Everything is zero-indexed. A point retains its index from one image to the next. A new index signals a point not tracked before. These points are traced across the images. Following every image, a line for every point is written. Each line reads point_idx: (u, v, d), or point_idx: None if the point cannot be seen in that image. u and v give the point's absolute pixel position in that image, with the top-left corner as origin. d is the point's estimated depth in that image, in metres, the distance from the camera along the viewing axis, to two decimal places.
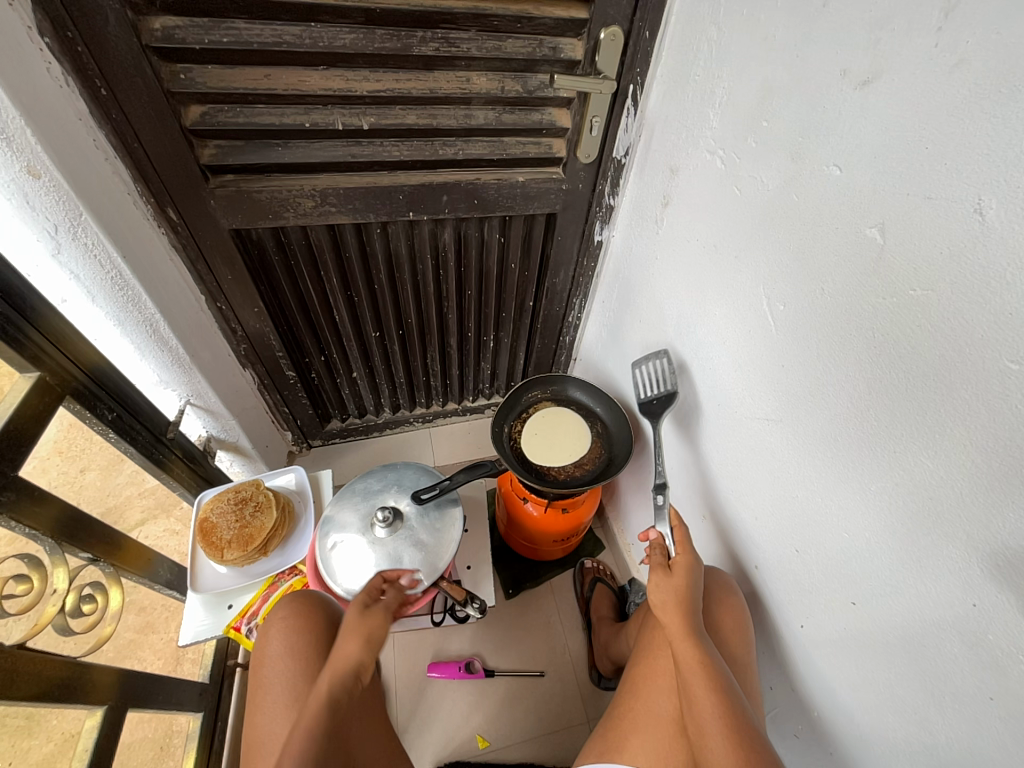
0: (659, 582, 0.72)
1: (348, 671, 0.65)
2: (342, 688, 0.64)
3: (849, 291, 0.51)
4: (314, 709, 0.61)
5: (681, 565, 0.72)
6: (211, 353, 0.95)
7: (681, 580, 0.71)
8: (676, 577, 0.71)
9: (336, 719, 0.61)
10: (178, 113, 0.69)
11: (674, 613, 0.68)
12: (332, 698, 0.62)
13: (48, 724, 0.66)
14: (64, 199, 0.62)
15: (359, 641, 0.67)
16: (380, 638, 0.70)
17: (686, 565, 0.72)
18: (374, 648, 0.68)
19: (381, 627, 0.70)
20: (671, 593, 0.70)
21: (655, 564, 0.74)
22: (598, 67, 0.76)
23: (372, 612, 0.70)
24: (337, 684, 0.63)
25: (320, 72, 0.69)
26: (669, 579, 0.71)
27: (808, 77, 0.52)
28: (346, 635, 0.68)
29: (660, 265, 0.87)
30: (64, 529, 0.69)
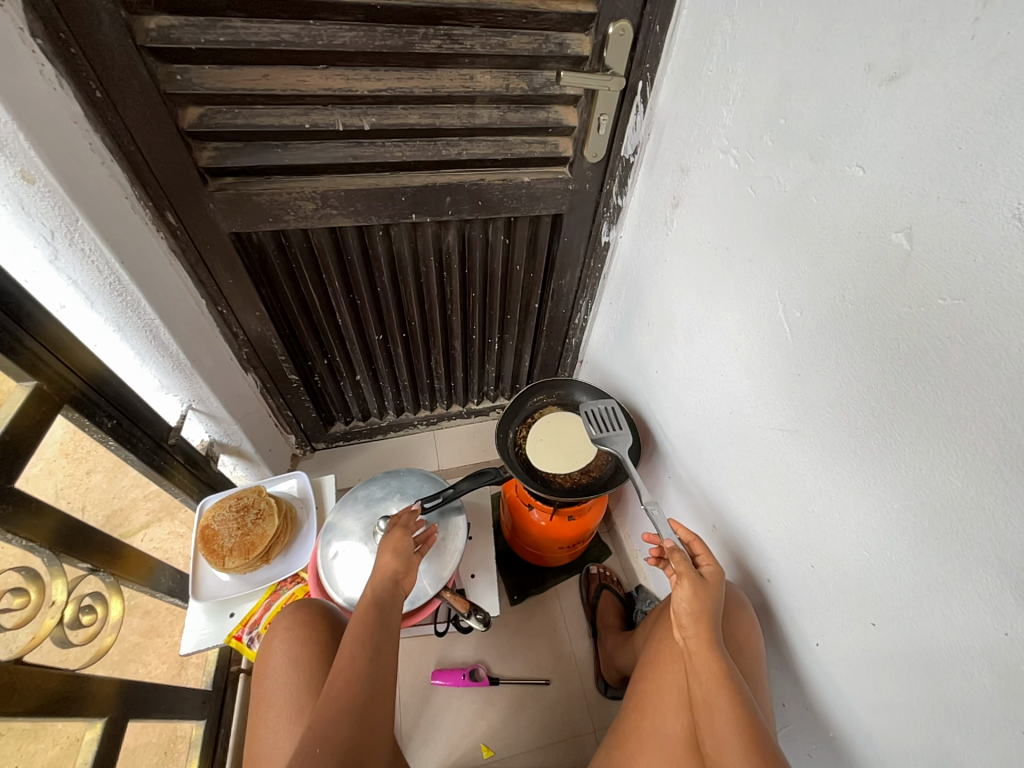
0: (697, 590, 0.65)
1: (388, 576, 0.73)
2: (384, 591, 0.72)
3: (871, 299, 0.48)
4: (363, 609, 0.69)
5: (714, 578, 0.67)
6: (212, 358, 0.94)
7: (715, 592, 0.66)
8: (711, 588, 0.66)
9: (385, 615, 0.69)
10: (175, 115, 0.67)
11: (704, 623, 0.64)
12: (376, 599, 0.71)
13: (53, 729, 0.66)
14: (59, 204, 0.61)
15: (390, 553, 0.75)
16: (410, 548, 0.77)
17: (717, 578, 0.68)
18: (405, 554, 0.76)
19: (407, 539, 0.77)
20: (706, 603, 0.64)
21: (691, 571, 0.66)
22: (606, 64, 0.74)
23: (396, 530, 0.78)
24: (379, 589, 0.72)
25: (320, 71, 0.67)
26: (706, 588, 0.65)
27: (829, 73, 0.49)
28: (381, 553, 0.76)
29: (670, 267, 0.85)
30: (62, 541, 0.68)
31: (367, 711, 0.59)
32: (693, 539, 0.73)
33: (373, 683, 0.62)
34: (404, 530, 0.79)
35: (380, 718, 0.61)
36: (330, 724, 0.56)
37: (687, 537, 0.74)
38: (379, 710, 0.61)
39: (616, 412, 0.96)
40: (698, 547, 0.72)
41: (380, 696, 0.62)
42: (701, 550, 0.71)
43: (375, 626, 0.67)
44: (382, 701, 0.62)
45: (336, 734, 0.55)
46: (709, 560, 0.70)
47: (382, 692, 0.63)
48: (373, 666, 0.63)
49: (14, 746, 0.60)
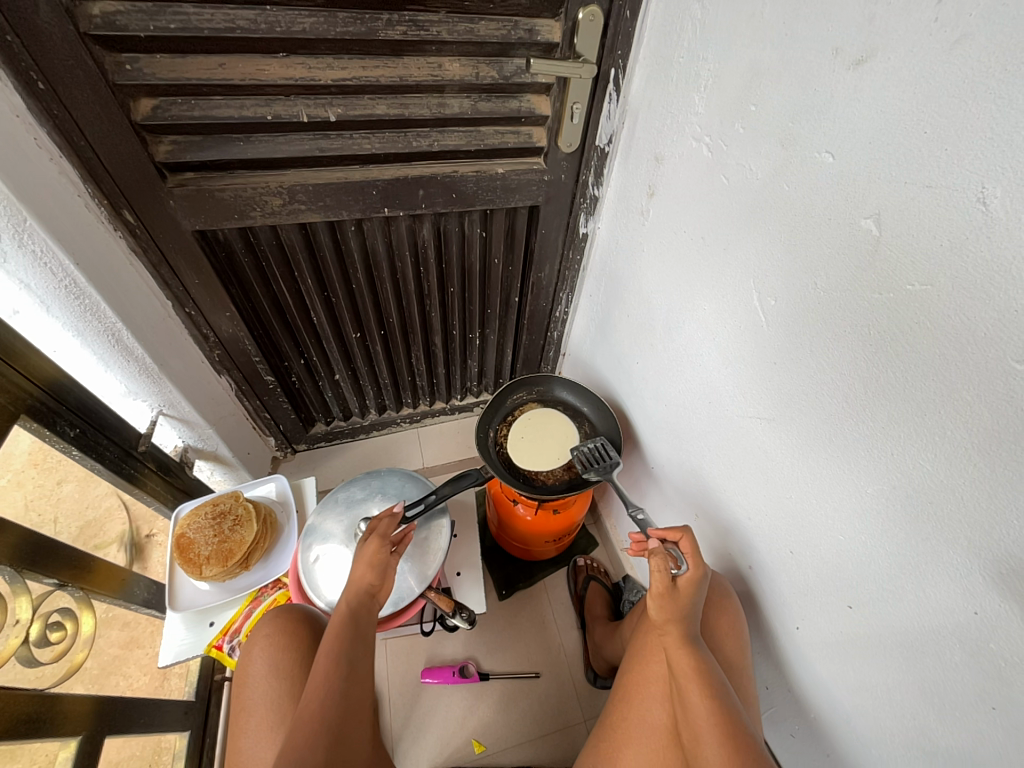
0: (665, 599, 0.65)
1: (362, 590, 0.70)
2: (359, 606, 0.69)
3: (843, 285, 0.48)
4: (336, 625, 0.67)
5: (691, 582, 0.67)
6: (182, 362, 0.91)
7: (687, 598, 0.66)
8: (682, 596, 0.66)
9: (359, 630, 0.67)
10: (127, 108, 0.64)
11: (675, 625, 0.64)
12: (350, 616, 0.68)
13: (29, 748, 0.64)
14: (3, 203, 0.57)
15: (365, 566, 0.71)
16: (387, 558, 0.73)
17: (697, 581, 0.67)
18: (382, 566, 0.72)
19: (384, 550, 0.73)
20: (674, 610, 0.65)
21: (663, 582, 0.66)
22: (577, 51, 0.72)
23: (372, 540, 0.73)
24: (353, 605, 0.69)
25: (280, 59, 0.65)
26: (676, 596, 0.66)
27: (799, 56, 0.48)
28: (356, 564, 0.72)
29: (646, 257, 0.84)
30: (24, 556, 0.65)
31: (342, 730, 0.59)
32: (680, 533, 0.73)
33: (347, 702, 0.61)
34: (380, 538, 0.74)
35: (356, 732, 0.61)
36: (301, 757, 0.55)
37: (665, 531, 0.74)
38: (354, 725, 0.61)
39: (605, 447, 0.94)
40: (686, 543, 0.71)
41: (353, 711, 0.62)
42: (687, 548, 0.71)
43: (348, 644, 0.65)
44: (355, 716, 0.62)
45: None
46: (693, 564, 0.68)
47: (356, 708, 0.62)
48: (345, 685, 0.62)
49: None
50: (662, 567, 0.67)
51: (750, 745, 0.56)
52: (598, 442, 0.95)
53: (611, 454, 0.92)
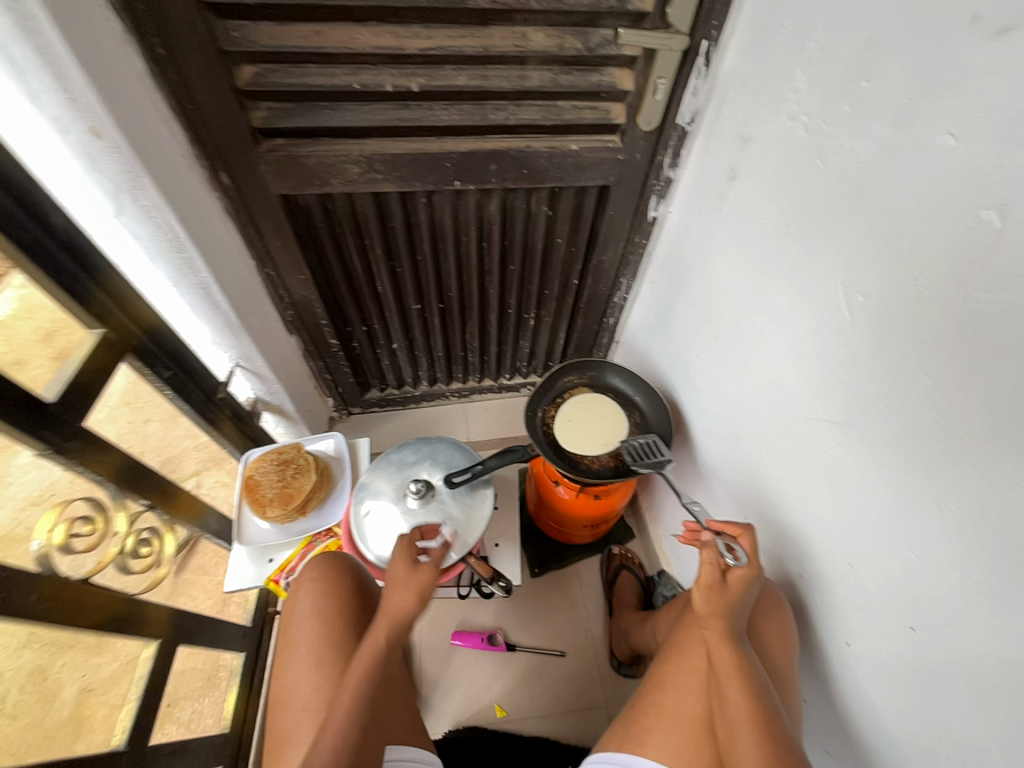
0: (711, 591, 0.66)
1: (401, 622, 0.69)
2: (394, 638, 0.68)
3: (949, 282, 0.44)
4: (369, 654, 0.65)
5: (742, 579, 0.65)
6: (259, 318, 0.98)
7: (735, 594, 0.65)
8: (730, 591, 0.65)
9: (387, 664, 0.66)
10: (231, 74, 0.68)
11: (719, 620, 0.64)
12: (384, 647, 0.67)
13: (114, 647, 0.75)
14: (124, 159, 0.63)
15: (410, 598, 0.69)
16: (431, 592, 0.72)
17: (750, 579, 0.65)
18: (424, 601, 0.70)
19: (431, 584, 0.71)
20: (720, 605, 0.65)
21: (712, 573, 0.67)
22: (669, 21, 0.69)
23: (424, 571, 0.71)
24: (390, 636, 0.68)
25: (371, 28, 0.66)
26: (724, 590, 0.66)
27: (928, 24, 0.44)
28: (398, 590, 0.70)
29: (719, 244, 0.81)
30: (125, 477, 0.74)
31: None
32: (741, 529, 0.70)
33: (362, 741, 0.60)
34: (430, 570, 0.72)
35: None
36: None
37: (725, 524, 0.72)
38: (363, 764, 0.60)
39: (655, 443, 0.92)
40: (746, 541, 0.69)
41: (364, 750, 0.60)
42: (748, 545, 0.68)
43: (377, 680, 0.64)
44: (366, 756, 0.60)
45: None
46: (750, 561, 0.67)
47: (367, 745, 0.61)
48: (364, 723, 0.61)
49: (82, 657, 0.69)
50: (714, 558, 0.67)
51: (788, 750, 0.56)
52: (648, 438, 0.93)
53: (662, 451, 0.90)
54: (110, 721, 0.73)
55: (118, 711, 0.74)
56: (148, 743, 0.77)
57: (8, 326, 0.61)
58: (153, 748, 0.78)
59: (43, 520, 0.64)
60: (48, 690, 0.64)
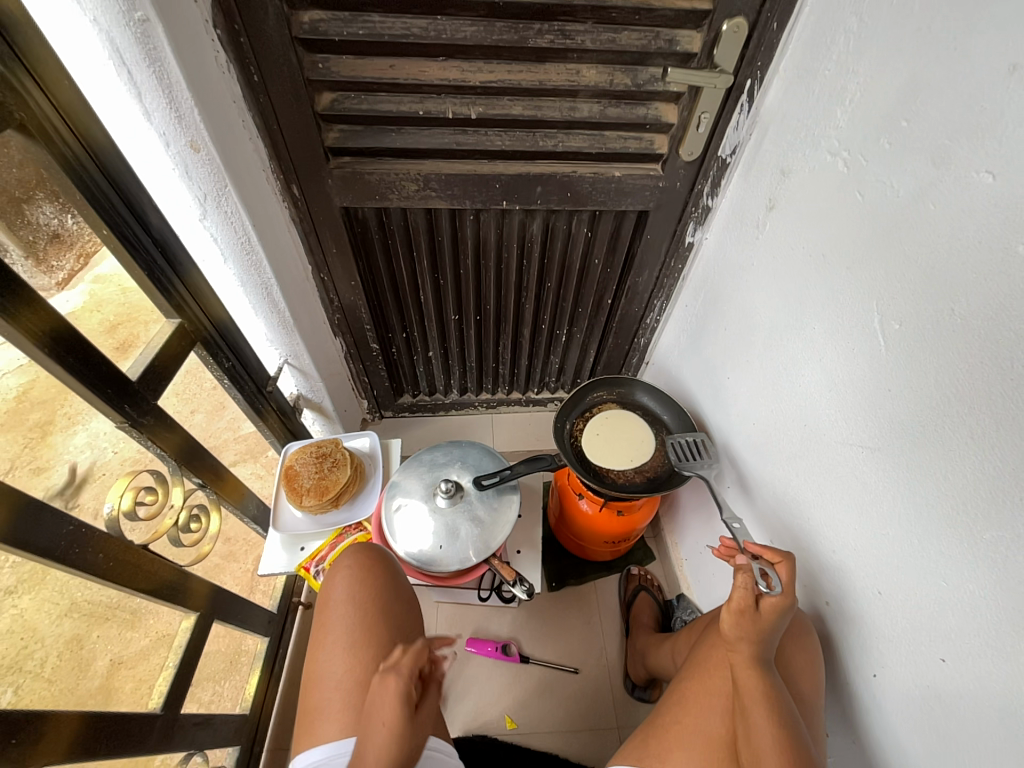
0: (743, 616, 0.66)
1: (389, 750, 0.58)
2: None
3: (986, 312, 0.45)
4: None
5: (775, 608, 0.65)
6: (310, 320, 1.05)
7: (767, 622, 0.65)
8: (762, 618, 0.65)
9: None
10: (312, 99, 0.76)
11: (747, 646, 0.65)
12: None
13: (146, 622, 0.79)
14: (215, 171, 0.71)
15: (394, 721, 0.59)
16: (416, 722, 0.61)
17: (783, 608, 0.65)
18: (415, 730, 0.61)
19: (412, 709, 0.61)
20: (751, 631, 0.65)
21: (746, 599, 0.66)
22: (715, 61, 0.74)
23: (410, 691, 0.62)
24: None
25: (439, 63, 0.73)
26: (756, 617, 0.65)
27: (968, 71, 0.47)
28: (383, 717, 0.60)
29: (755, 271, 0.83)
30: (183, 456, 0.81)
31: None
32: (778, 555, 0.70)
33: None
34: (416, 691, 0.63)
35: None
36: None
37: (764, 549, 0.72)
38: None
39: (701, 443, 0.97)
40: (783, 569, 0.68)
41: None
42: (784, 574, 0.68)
43: None
44: None
45: None
46: (785, 591, 0.66)
47: None
48: None
49: (116, 630, 0.73)
50: (748, 583, 0.67)
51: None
52: (695, 438, 0.97)
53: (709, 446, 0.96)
54: (139, 694, 0.77)
55: (153, 682, 0.79)
56: (179, 711, 0.81)
57: (81, 316, 0.64)
58: (182, 718, 0.82)
59: (115, 485, 0.70)
60: (83, 659, 0.67)
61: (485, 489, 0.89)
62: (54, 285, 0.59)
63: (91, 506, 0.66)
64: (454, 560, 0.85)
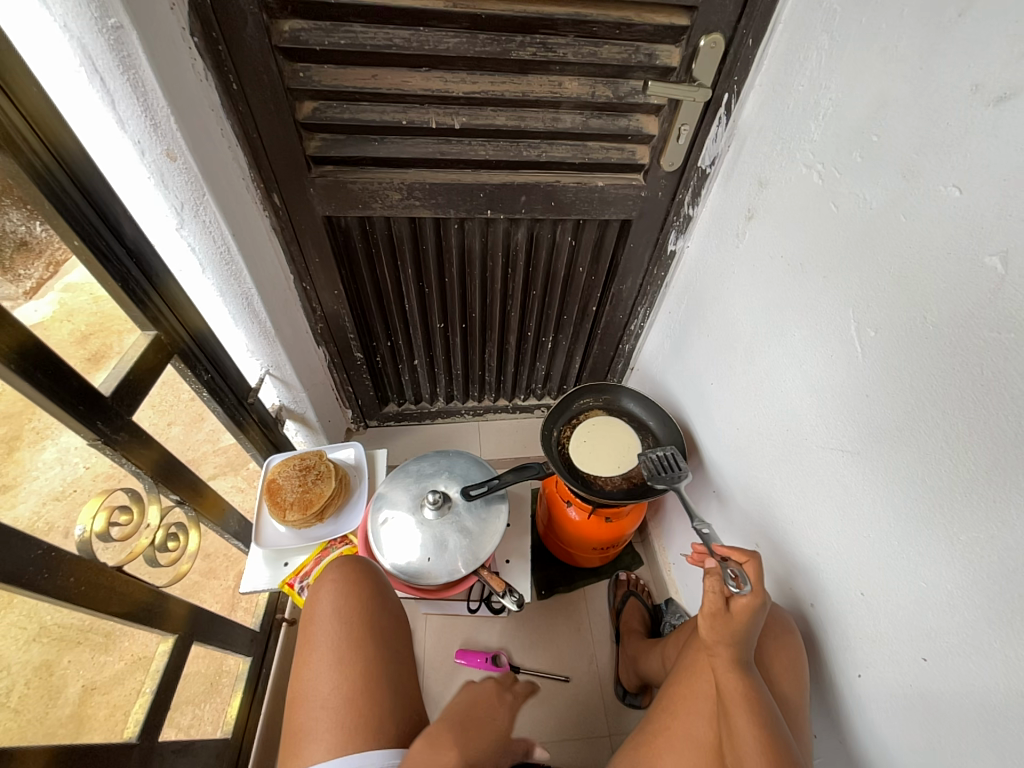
0: (716, 619, 0.66)
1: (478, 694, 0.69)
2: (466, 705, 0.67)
3: (957, 319, 0.47)
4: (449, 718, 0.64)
5: (746, 608, 0.65)
6: (292, 329, 1.03)
7: (740, 623, 0.65)
8: (735, 618, 0.65)
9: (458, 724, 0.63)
10: (294, 108, 0.75)
11: (726, 649, 0.65)
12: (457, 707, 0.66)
13: (120, 645, 0.74)
14: (192, 179, 0.69)
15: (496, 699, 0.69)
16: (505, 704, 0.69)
17: (753, 608, 0.65)
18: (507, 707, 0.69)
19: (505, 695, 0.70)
20: (726, 634, 0.65)
21: (716, 600, 0.66)
22: (693, 75, 0.75)
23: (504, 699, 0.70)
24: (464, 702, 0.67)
25: (422, 73, 0.73)
26: (728, 619, 0.65)
27: (934, 90, 0.49)
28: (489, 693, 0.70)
29: (735, 278, 0.85)
30: (160, 471, 0.78)
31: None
32: (746, 555, 0.72)
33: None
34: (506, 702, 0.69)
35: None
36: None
37: (732, 551, 0.74)
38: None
39: (674, 455, 0.94)
40: (751, 567, 0.70)
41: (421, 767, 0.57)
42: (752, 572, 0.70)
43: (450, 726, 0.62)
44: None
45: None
46: (754, 590, 0.66)
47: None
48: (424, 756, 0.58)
49: (89, 654, 0.68)
50: (717, 585, 0.67)
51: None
52: (667, 450, 0.94)
53: (680, 462, 0.92)
54: (115, 721, 0.73)
55: (129, 707, 0.75)
56: (157, 738, 0.78)
57: (49, 328, 0.60)
58: (160, 745, 0.79)
59: (88, 505, 0.67)
60: (54, 686, 0.62)
61: (473, 499, 0.89)
62: (24, 294, 0.56)
63: (61, 524, 0.63)
64: (443, 573, 0.84)
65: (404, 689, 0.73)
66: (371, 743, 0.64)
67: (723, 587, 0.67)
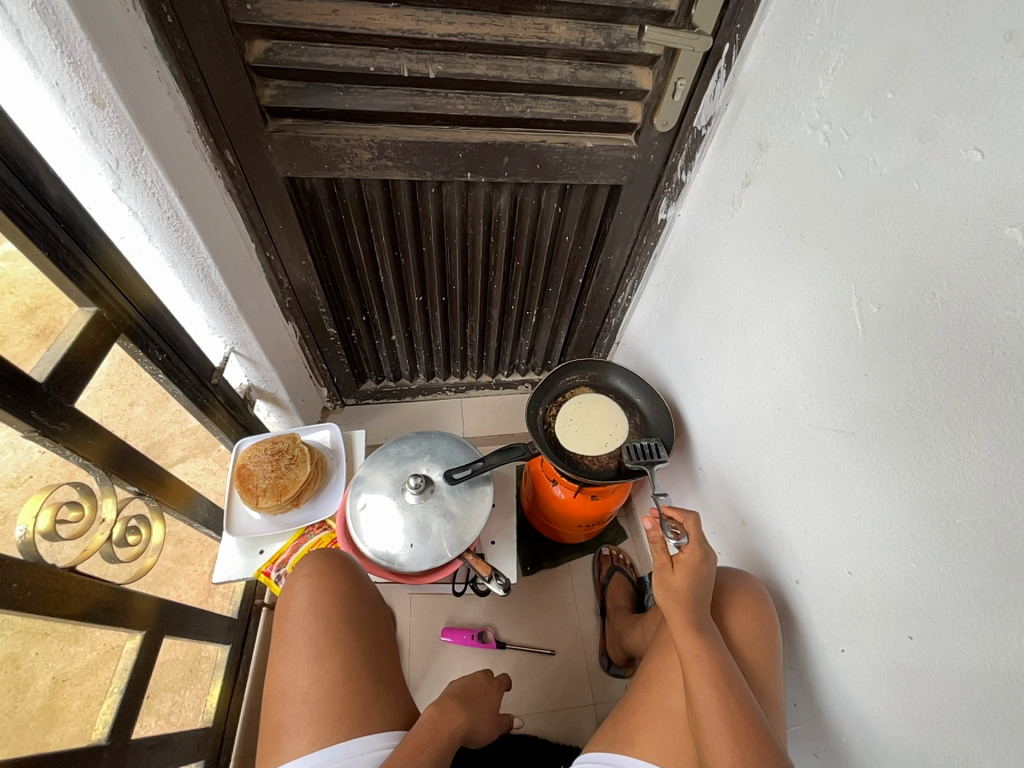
0: (664, 576, 0.69)
1: (475, 678, 0.84)
2: (466, 688, 0.81)
3: (970, 297, 0.44)
4: (465, 683, 0.82)
5: (688, 562, 0.68)
6: (257, 303, 0.95)
7: (685, 577, 0.68)
8: (680, 573, 0.68)
9: (466, 700, 0.76)
10: (242, 48, 0.66)
11: (676, 607, 0.67)
12: (461, 688, 0.80)
13: (91, 635, 0.71)
14: (126, 132, 0.60)
15: (486, 681, 0.86)
16: (492, 701, 0.82)
17: (694, 561, 0.68)
18: (493, 687, 0.86)
19: (494, 694, 0.85)
20: (674, 591, 0.68)
21: (660, 558, 0.70)
22: (693, 21, 0.69)
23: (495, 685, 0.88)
24: (464, 686, 0.81)
25: (391, 10, 0.65)
26: (672, 575, 0.68)
27: (959, 40, 0.44)
28: (491, 684, 0.86)
29: (728, 249, 0.81)
30: (113, 462, 0.72)
31: (429, 739, 0.65)
32: (685, 515, 0.72)
33: (425, 731, 0.65)
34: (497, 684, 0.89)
35: (421, 732, 0.65)
36: (418, 729, 0.66)
37: (673, 512, 0.74)
38: (426, 732, 0.65)
39: (655, 447, 0.93)
40: (689, 526, 0.70)
41: (426, 732, 0.65)
42: (690, 530, 0.70)
43: (456, 700, 0.75)
44: (421, 735, 0.65)
45: (421, 730, 0.65)
46: (692, 544, 0.69)
47: (427, 738, 0.64)
48: (433, 718, 0.68)
49: (57, 646, 0.65)
50: (658, 543, 0.71)
51: (755, 732, 0.57)
52: (649, 441, 0.94)
53: (660, 452, 0.91)
54: (88, 714, 0.70)
55: (99, 703, 0.72)
56: (131, 735, 0.75)
57: None
58: (134, 742, 0.76)
59: (29, 502, 0.61)
60: (22, 679, 0.60)
61: (459, 481, 0.85)
62: None
63: (17, 511, 0.60)
64: (427, 557, 0.81)
65: (388, 677, 0.71)
66: (358, 732, 0.63)
67: (665, 544, 0.70)
